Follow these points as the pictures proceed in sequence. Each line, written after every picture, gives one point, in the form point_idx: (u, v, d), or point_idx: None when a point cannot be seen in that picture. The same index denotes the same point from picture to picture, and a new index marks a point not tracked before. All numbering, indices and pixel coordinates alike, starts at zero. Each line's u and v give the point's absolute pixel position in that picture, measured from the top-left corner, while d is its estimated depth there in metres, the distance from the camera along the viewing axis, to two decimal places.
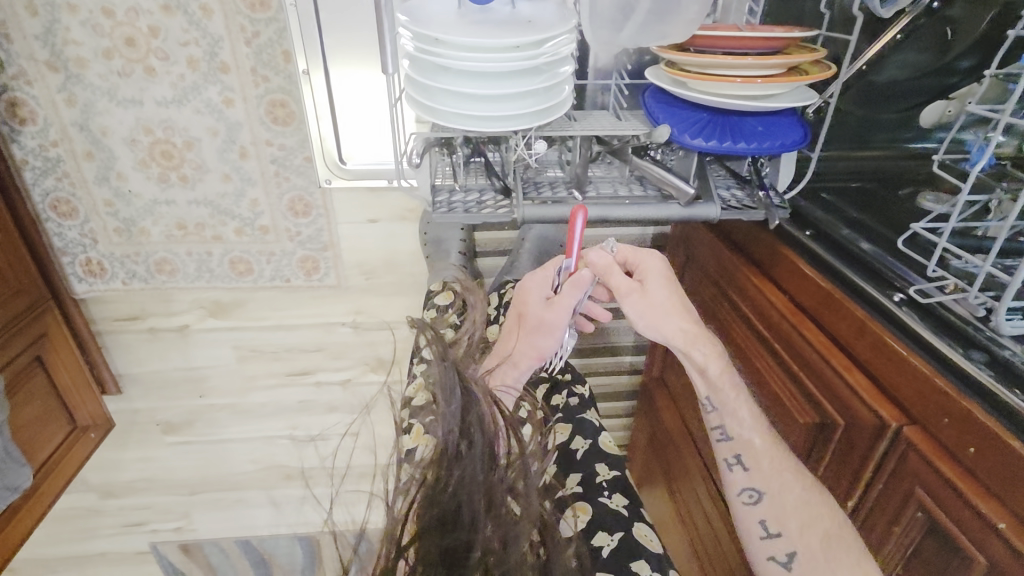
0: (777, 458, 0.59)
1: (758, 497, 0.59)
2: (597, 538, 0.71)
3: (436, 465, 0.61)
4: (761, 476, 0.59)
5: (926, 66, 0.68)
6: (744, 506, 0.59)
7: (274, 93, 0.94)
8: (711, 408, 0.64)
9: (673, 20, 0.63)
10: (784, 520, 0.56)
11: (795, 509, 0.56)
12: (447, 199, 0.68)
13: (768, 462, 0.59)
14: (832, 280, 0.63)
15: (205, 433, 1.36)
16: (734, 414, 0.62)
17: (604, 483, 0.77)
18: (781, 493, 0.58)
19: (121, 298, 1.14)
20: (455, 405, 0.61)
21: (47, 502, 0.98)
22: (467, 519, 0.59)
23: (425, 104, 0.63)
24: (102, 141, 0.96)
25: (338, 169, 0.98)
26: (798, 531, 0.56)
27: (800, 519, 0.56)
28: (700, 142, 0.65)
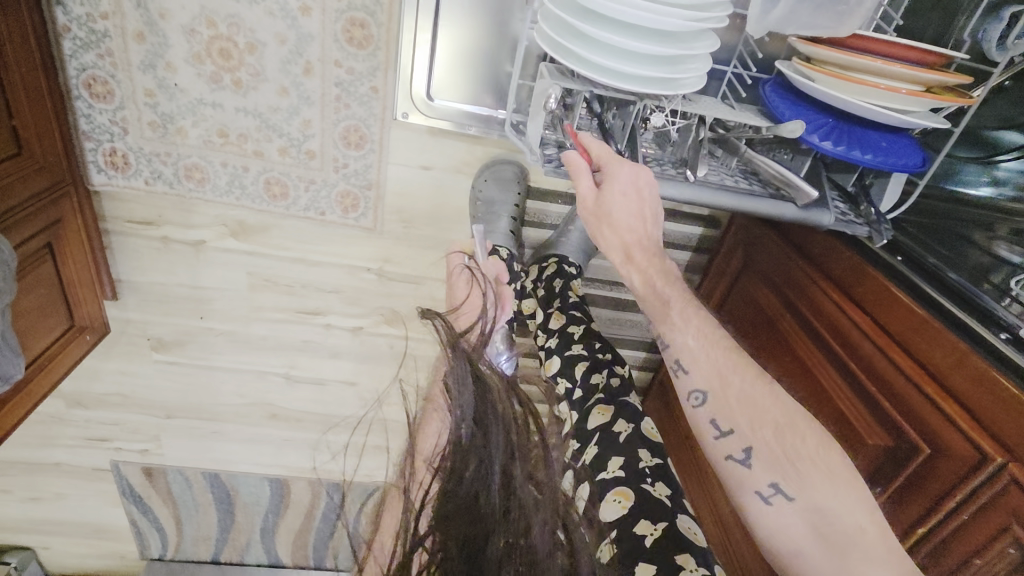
0: (718, 358, 0.63)
1: (703, 396, 0.62)
2: (640, 526, 0.65)
3: (453, 455, 0.57)
4: (706, 379, 0.63)
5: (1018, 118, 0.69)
6: (694, 408, 0.63)
7: (356, 11, 0.87)
8: (656, 324, 0.68)
9: (846, 13, 0.60)
10: (733, 415, 0.60)
11: (758, 427, 0.58)
12: (556, 155, 0.65)
13: (705, 362, 0.63)
14: (925, 306, 0.62)
15: (195, 357, 1.29)
16: (677, 326, 0.66)
17: (647, 470, 0.71)
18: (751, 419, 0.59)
19: (139, 199, 1.06)
20: (468, 400, 0.58)
21: (34, 401, 0.91)
22: (487, 507, 0.55)
23: (556, 41, 0.59)
24: (158, 24, 0.88)
25: (423, 105, 0.93)
26: (748, 429, 0.58)
27: (750, 417, 0.59)
28: (829, 145, 0.62)
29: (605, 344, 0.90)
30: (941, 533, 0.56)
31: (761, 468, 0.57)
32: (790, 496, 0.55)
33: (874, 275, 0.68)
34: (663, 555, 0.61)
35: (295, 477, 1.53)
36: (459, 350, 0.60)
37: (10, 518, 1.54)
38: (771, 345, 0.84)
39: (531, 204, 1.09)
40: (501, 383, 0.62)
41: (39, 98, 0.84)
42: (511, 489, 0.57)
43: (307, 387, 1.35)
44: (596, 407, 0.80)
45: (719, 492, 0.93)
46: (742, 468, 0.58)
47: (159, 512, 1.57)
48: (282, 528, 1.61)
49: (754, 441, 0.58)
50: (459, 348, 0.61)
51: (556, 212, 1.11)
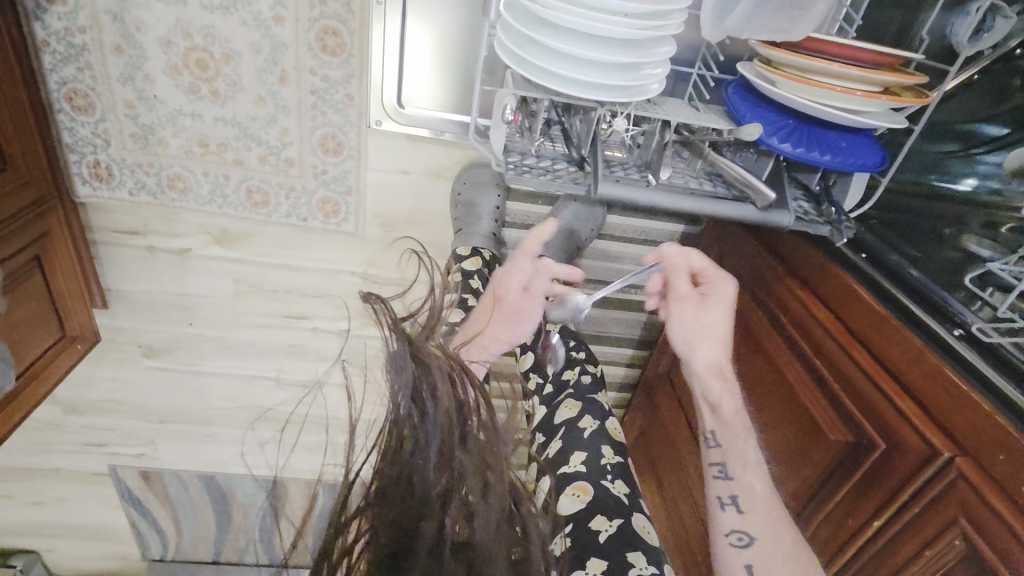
0: (774, 509, 0.63)
1: (750, 540, 0.61)
2: (596, 521, 0.66)
3: (387, 436, 0.58)
4: (753, 520, 0.62)
5: (976, 112, 0.70)
6: (732, 547, 0.62)
7: (328, 19, 0.88)
8: (713, 443, 0.70)
9: (799, 17, 0.60)
10: (772, 568, 0.59)
11: (783, 563, 0.59)
12: (519, 161, 0.65)
13: (763, 507, 0.63)
14: (885, 304, 0.63)
15: (185, 362, 1.31)
16: (736, 455, 0.67)
17: (609, 466, 0.72)
18: (772, 546, 0.60)
19: (124, 209, 1.07)
20: (407, 378, 0.57)
21: (26, 410, 0.92)
22: (421, 489, 0.56)
23: (514, 52, 0.60)
24: (135, 37, 0.89)
25: (394, 112, 0.96)
26: (778, 564, 0.59)
27: (789, 570, 0.58)
28: (788, 147, 0.63)
29: (580, 344, 0.92)
30: (894, 528, 0.57)
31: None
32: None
33: (836, 272, 0.69)
34: (616, 553, 0.62)
35: (288, 476, 1.55)
36: (402, 335, 0.59)
37: (12, 523, 1.57)
38: (740, 343, 0.84)
39: (510, 206, 1.10)
40: (444, 360, 0.61)
41: (20, 114, 0.85)
42: (451, 470, 0.58)
43: (296, 389, 1.37)
44: (564, 402, 0.81)
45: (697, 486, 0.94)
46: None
47: (157, 515, 1.60)
48: (278, 527, 1.64)
49: None
50: (403, 331, 0.59)
51: (536, 213, 1.11)
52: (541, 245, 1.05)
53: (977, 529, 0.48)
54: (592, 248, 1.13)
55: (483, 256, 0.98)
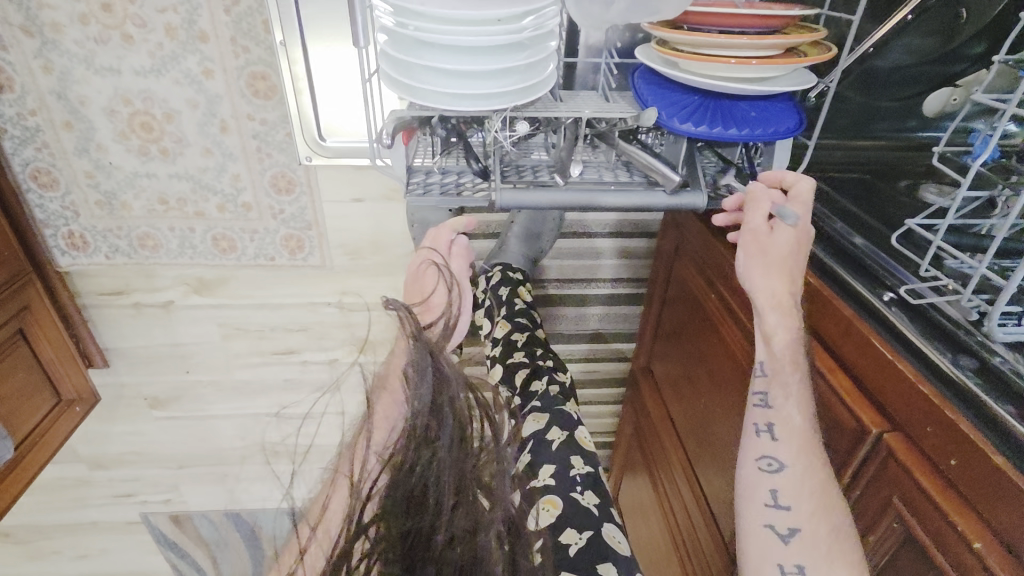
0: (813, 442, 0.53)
1: (782, 467, 0.53)
2: (564, 536, 0.66)
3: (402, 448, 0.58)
4: (789, 448, 0.53)
5: (929, 53, 0.63)
6: (762, 470, 0.54)
7: (255, 65, 0.90)
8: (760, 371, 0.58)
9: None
10: (800, 497, 0.50)
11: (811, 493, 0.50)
12: (423, 180, 0.65)
13: (804, 437, 0.53)
14: (822, 275, 0.59)
15: (190, 409, 1.36)
16: (783, 384, 0.55)
17: (577, 477, 0.71)
18: (807, 473, 0.52)
19: (105, 272, 1.12)
20: (424, 390, 0.58)
21: (31, 473, 0.98)
22: (432, 488, 0.56)
23: (404, 83, 0.59)
24: (81, 111, 0.93)
25: (317, 146, 0.94)
26: (809, 512, 0.50)
27: (815, 505, 0.50)
28: (689, 127, 0.61)
29: (548, 351, 0.90)
30: None
31: (800, 549, 0.49)
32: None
33: None
34: (586, 564, 0.63)
35: None
36: (420, 345, 0.60)
37: None
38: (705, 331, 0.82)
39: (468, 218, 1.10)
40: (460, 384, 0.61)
41: None
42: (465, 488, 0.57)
43: (300, 422, 1.40)
44: (530, 415, 0.79)
45: (681, 478, 0.91)
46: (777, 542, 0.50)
47: (193, 555, 1.66)
48: None
49: (806, 523, 0.50)
50: (421, 341, 0.61)
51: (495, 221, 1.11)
52: (502, 252, 1.05)
53: (911, 511, 0.45)
54: (558, 248, 1.12)
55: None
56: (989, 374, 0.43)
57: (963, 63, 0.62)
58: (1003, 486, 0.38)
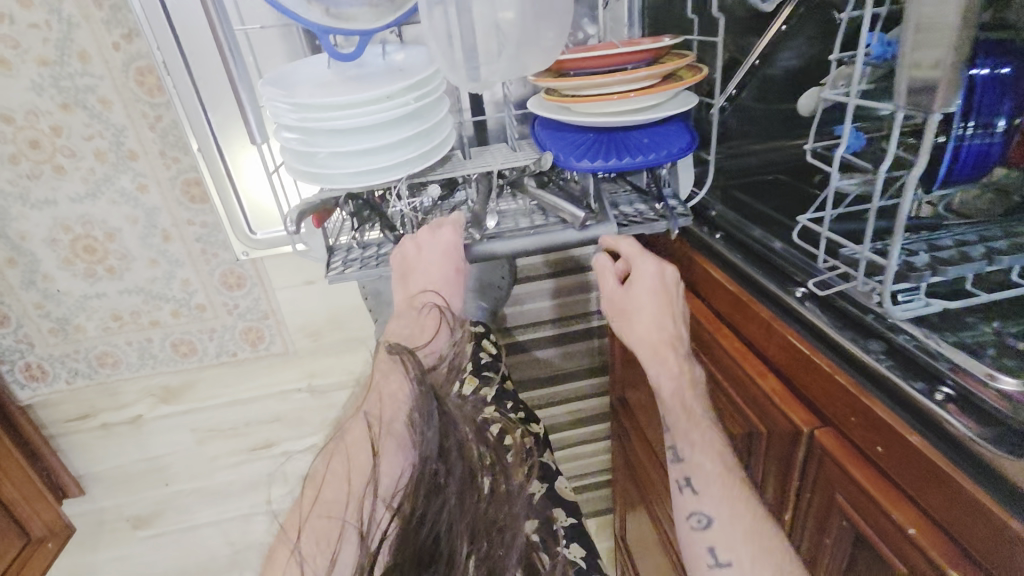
0: (731, 486, 0.54)
1: (708, 522, 0.54)
2: None
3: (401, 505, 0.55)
4: (710, 501, 0.55)
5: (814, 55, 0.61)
6: (694, 531, 0.55)
7: (187, 173, 0.93)
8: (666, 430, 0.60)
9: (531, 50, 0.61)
10: (733, 547, 0.51)
11: (741, 541, 0.51)
12: (343, 257, 0.66)
13: (718, 486, 0.55)
14: (741, 282, 0.60)
15: (176, 522, 1.32)
16: (687, 438, 0.58)
17: (562, 530, 0.69)
18: (733, 520, 0.53)
19: (68, 398, 1.11)
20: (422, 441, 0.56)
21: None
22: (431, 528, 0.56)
23: (308, 171, 0.61)
24: (23, 245, 0.95)
25: (249, 241, 0.90)
26: (749, 562, 0.50)
27: (748, 545, 0.50)
28: (586, 163, 0.62)
29: (518, 403, 0.87)
30: (802, 514, 0.52)
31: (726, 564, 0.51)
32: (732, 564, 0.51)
33: (697, 262, 0.67)
34: None
35: None
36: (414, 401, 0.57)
37: None
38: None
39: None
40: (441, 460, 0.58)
41: None
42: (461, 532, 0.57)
43: None
44: None
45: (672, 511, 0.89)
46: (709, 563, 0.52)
47: None
48: None
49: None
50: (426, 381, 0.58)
51: None
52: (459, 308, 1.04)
53: (851, 504, 0.44)
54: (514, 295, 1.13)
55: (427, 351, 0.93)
56: (898, 353, 0.44)
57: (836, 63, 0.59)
58: (928, 466, 0.38)
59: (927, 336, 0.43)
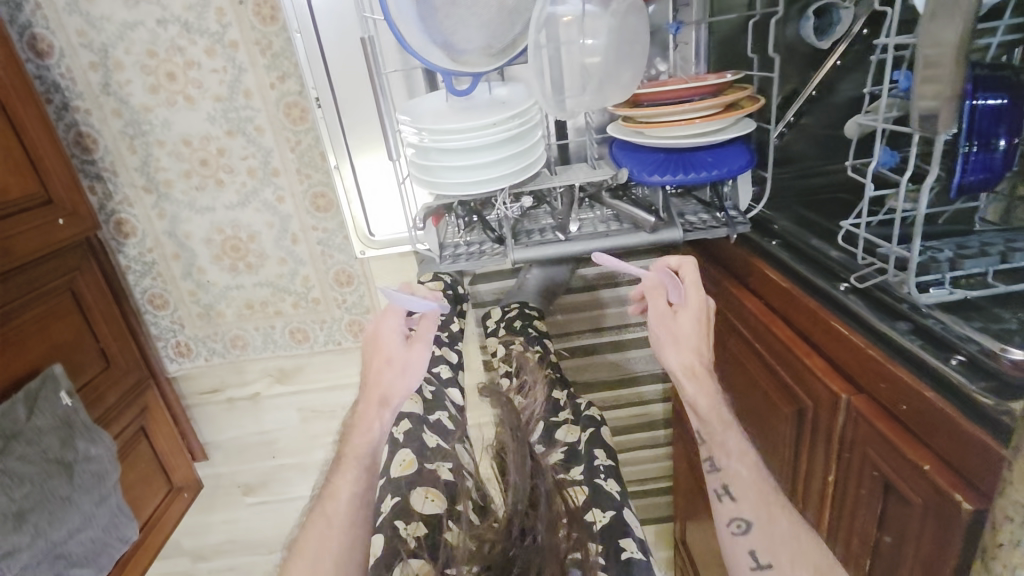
0: (753, 472, 0.63)
1: (747, 527, 0.59)
2: (592, 516, 0.68)
3: (501, 531, 0.58)
4: (720, 447, 0.66)
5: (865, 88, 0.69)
6: (735, 537, 0.60)
7: (316, 186, 1.13)
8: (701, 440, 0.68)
9: (612, 86, 0.75)
10: (742, 491, 0.62)
11: (786, 543, 0.57)
12: (453, 251, 0.82)
13: (774, 522, 0.59)
14: (792, 278, 0.70)
15: (278, 492, 1.47)
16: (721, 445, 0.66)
17: (602, 466, 0.73)
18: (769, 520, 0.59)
19: (205, 373, 1.32)
20: (524, 479, 0.60)
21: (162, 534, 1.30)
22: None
23: (428, 179, 0.78)
24: (186, 242, 1.17)
25: (369, 241, 1.10)
26: (766, 521, 0.60)
27: (753, 489, 0.62)
28: (658, 179, 0.75)
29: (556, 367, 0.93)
30: (843, 477, 0.59)
31: (751, 536, 0.59)
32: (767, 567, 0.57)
33: (752, 264, 0.78)
34: None
35: None
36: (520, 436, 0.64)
37: None
38: (738, 368, 0.82)
39: (478, 287, 1.23)
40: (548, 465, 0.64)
41: (110, 312, 1.14)
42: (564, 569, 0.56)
43: None
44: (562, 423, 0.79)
45: None
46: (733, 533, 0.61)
47: None
48: None
49: (754, 514, 0.60)
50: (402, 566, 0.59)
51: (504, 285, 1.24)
52: (519, 294, 1.16)
53: (878, 456, 0.52)
54: (568, 300, 1.26)
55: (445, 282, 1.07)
56: (924, 331, 0.52)
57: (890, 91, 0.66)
58: (936, 414, 0.46)
59: (954, 321, 0.50)
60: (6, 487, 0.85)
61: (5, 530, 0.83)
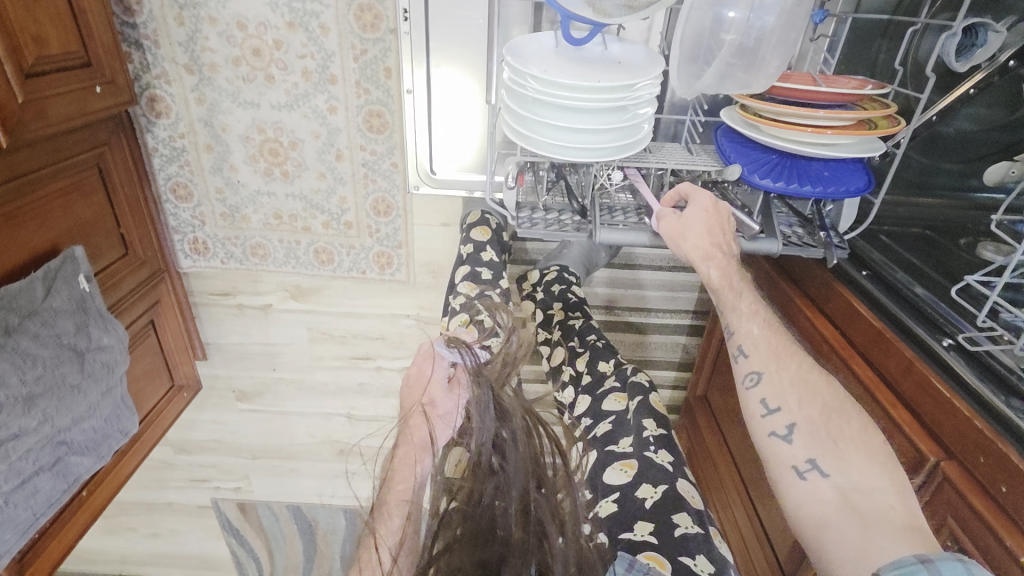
0: (775, 345, 0.66)
1: (758, 379, 0.64)
2: (642, 490, 0.67)
3: (471, 479, 0.56)
4: (759, 357, 0.65)
5: (993, 121, 0.68)
6: (779, 441, 0.60)
7: (373, 104, 1.04)
8: (740, 353, 0.67)
9: (754, 73, 0.68)
10: (783, 396, 0.62)
11: (832, 442, 0.58)
12: (529, 216, 0.76)
13: (821, 423, 0.59)
14: (885, 319, 0.67)
15: (272, 404, 1.45)
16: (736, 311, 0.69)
17: (651, 438, 0.72)
18: (808, 418, 0.60)
19: (218, 275, 1.26)
20: (488, 424, 0.57)
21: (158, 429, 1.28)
22: (504, 533, 0.52)
23: (522, 132, 0.71)
24: (221, 135, 1.08)
25: (428, 177, 1.03)
26: (797, 407, 0.61)
27: (799, 395, 0.61)
28: (768, 183, 0.69)
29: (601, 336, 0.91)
30: None
31: (801, 442, 0.59)
32: (827, 473, 0.57)
33: (836, 292, 0.74)
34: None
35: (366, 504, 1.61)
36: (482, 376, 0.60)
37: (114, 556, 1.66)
38: None
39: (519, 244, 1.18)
40: (520, 409, 0.61)
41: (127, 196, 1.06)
42: (531, 515, 0.53)
43: (367, 424, 1.48)
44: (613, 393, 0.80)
45: (737, 507, 0.99)
46: (784, 445, 0.60)
47: (253, 544, 1.64)
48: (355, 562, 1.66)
49: (799, 417, 0.60)
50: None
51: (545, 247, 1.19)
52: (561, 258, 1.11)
53: (960, 527, 0.54)
54: (606, 275, 1.22)
55: (490, 226, 1.04)
56: None
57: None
58: None
59: None
60: (17, 366, 0.81)
61: (14, 411, 0.80)
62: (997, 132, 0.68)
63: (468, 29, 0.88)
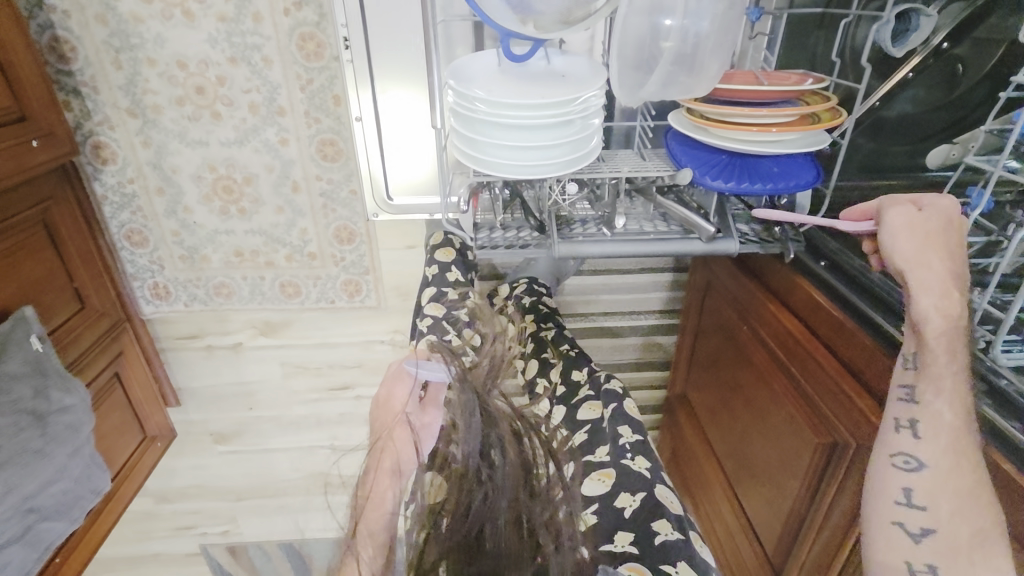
0: (963, 440, 0.52)
1: (918, 467, 0.53)
2: (620, 499, 0.67)
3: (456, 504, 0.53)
4: (932, 448, 0.53)
5: (934, 102, 0.72)
6: (903, 534, 0.53)
7: (325, 133, 1.02)
8: (908, 399, 0.55)
9: (696, 77, 0.69)
10: (935, 497, 0.52)
11: (972, 567, 0.49)
12: (488, 236, 0.76)
13: (946, 504, 0.51)
14: (843, 308, 0.68)
15: (252, 443, 1.42)
16: (934, 384, 0.53)
17: (627, 445, 0.72)
18: (947, 520, 0.51)
19: (183, 318, 1.23)
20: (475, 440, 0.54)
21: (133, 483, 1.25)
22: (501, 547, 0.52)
23: (471, 154, 0.70)
24: (172, 177, 1.06)
25: (385, 205, 1.03)
26: (946, 514, 0.51)
27: (958, 505, 0.51)
28: (720, 184, 0.70)
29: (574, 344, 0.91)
30: None
31: (932, 548, 0.52)
32: None
33: (795, 285, 0.76)
34: None
35: None
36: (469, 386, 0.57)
37: None
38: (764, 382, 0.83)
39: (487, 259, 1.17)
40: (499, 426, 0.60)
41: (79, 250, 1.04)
42: (522, 526, 0.54)
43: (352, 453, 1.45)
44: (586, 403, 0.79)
45: (721, 501, 1.00)
46: (908, 542, 0.53)
47: None
48: None
49: (942, 523, 0.52)
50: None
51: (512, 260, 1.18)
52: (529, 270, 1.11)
53: None
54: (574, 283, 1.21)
55: (455, 245, 1.03)
56: (998, 394, 0.53)
57: (966, 109, 0.70)
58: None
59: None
60: None
61: None
62: (941, 111, 0.71)
63: (410, 52, 0.88)
